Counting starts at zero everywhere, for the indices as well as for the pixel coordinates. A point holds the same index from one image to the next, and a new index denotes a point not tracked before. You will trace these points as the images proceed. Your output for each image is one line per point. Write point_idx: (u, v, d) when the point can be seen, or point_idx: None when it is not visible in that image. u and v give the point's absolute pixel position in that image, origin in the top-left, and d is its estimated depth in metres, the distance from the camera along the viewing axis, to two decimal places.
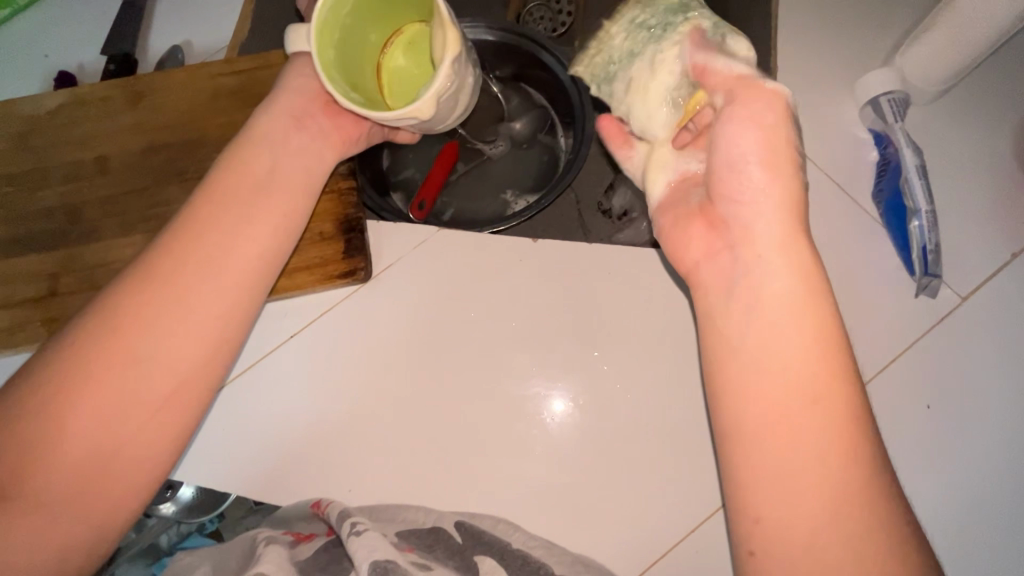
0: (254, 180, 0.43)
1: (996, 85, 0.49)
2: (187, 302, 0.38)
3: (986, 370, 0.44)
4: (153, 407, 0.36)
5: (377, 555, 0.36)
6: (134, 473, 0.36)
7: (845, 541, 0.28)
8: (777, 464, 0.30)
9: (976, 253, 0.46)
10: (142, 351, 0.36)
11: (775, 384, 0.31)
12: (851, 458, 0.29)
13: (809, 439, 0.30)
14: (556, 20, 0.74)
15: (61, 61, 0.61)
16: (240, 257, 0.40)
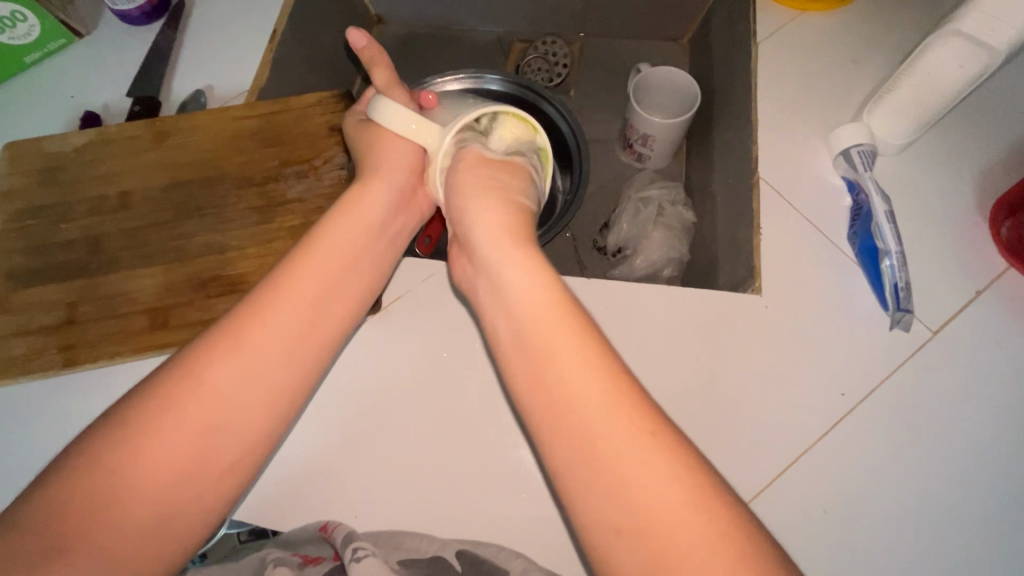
0: (332, 251, 0.46)
1: (953, 139, 0.54)
2: (262, 368, 0.41)
3: (957, 400, 0.47)
4: (222, 465, 0.38)
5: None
6: (200, 515, 0.37)
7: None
8: (632, 539, 0.31)
9: (943, 291, 0.50)
10: (220, 406, 0.39)
11: (623, 461, 0.33)
12: (707, 510, 0.31)
13: (663, 513, 0.31)
14: (552, 71, 0.81)
15: (87, 102, 0.64)
16: (314, 327, 0.44)
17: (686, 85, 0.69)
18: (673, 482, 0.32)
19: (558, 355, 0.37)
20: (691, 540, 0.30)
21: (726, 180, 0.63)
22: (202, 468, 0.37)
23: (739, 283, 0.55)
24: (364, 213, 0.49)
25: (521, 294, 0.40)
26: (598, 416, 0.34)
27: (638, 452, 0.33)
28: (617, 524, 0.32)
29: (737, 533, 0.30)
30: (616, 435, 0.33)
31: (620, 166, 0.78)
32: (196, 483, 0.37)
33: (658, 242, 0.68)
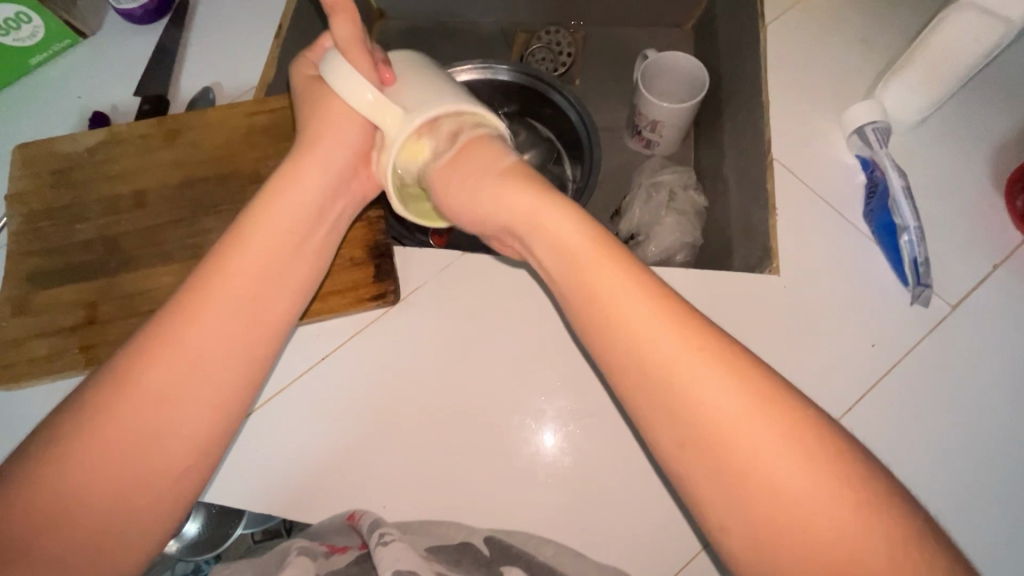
0: (268, 238, 0.43)
1: (966, 115, 0.54)
2: (199, 370, 0.38)
3: (978, 373, 0.47)
4: (171, 472, 0.37)
5: (400, 564, 0.36)
6: (145, 531, 0.36)
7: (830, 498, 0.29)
8: (733, 472, 0.31)
9: (961, 265, 0.50)
10: (157, 417, 0.37)
11: (693, 394, 0.32)
12: (796, 436, 0.31)
13: (754, 446, 0.31)
14: (556, 61, 0.80)
15: (94, 102, 0.64)
16: (257, 318, 0.41)
17: (694, 71, 0.70)
18: (745, 406, 0.32)
19: (608, 297, 0.36)
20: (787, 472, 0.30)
21: (737, 163, 0.63)
22: (142, 485, 0.36)
23: (756, 265, 0.55)
24: (297, 195, 0.45)
25: (564, 246, 0.39)
26: (663, 351, 0.34)
27: (705, 379, 0.32)
28: (700, 452, 0.32)
29: (820, 445, 0.31)
30: (696, 369, 0.33)
31: (629, 154, 0.78)
32: (139, 492, 0.36)
33: (670, 228, 0.68)
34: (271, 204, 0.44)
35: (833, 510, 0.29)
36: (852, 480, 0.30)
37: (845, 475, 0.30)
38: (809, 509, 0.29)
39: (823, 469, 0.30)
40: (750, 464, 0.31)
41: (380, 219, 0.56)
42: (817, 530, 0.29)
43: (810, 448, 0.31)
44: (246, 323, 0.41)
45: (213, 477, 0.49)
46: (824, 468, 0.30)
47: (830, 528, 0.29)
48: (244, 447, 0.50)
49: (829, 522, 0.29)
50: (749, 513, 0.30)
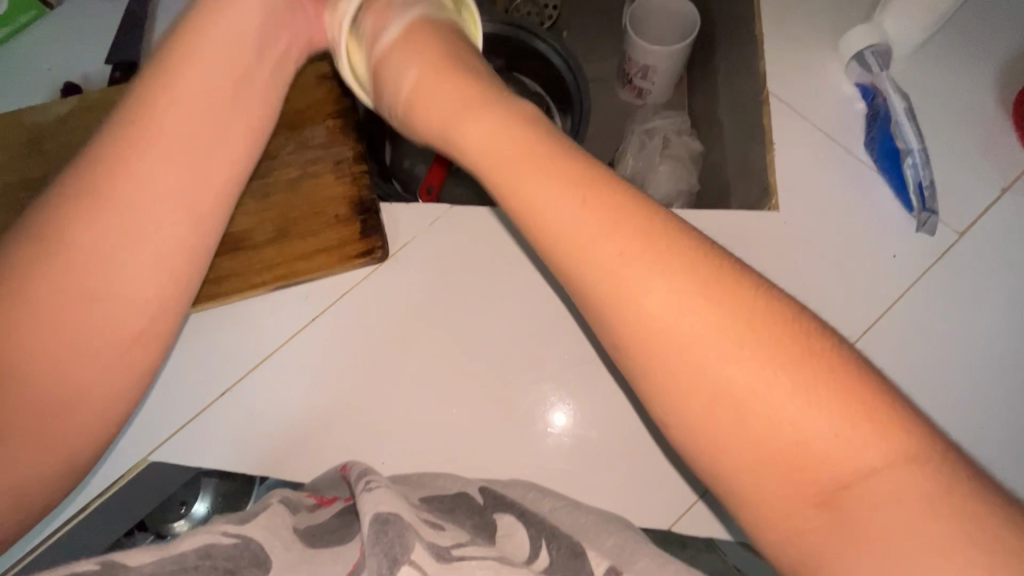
0: (202, 87, 0.41)
1: (970, 34, 0.52)
2: (144, 217, 0.37)
3: (987, 300, 0.46)
4: (124, 338, 0.36)
5: (382, 507, 0.31)
6: (110, 379, 0.36)
7: (816, 425, 0.25)
8: (725, 412, 0.26)
9: (967, 190, 0.48)
10: (107, 265, 0.36)
11: (665, 320, 0.28)
12: (785, 351, 0.26)
13: (732, 356, 0.26)
14: (542, 14, 0.75)
15: (66, 74, 0.62)
16: (198, 181, 0.40)
17: (683, 10, 0.67)
18: (723, 322, 0.27)
19: (573, 216, 0.31)
20: (775, 393, 0.25)
21: (732, 101, 0.61)
22: (103, 334, 0.35)
23: (755, 204, 0.54)
24: (218, 34, 0.43)
25: (553, 153, 0.33)
26: (633, 272, 0.29)
27: (672, 298, 0.28)
28: (670, 373, 0.28)
29: (821, 374, 0.25)
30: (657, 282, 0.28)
31: (620, 105, 0.76)
32: (100, 343, 0.35)
33: (667, 174, 0.65)
34: (196, 48, 0.42)
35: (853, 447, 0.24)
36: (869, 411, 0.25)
37: (833, 380, 0.25)
38: (801, 440, 0.25)
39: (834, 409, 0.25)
40: (735, 397, 0.26)
41: (364, 174, 0.54)
42: (808, 464, 0.25)
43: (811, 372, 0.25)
44: (186, 190, 0.39)
45: (210, 443, 0.48)
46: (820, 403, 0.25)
47: (815, 457, 0.25)
48: (238, 411, 0.49)
49: (829, 457, 0.24)
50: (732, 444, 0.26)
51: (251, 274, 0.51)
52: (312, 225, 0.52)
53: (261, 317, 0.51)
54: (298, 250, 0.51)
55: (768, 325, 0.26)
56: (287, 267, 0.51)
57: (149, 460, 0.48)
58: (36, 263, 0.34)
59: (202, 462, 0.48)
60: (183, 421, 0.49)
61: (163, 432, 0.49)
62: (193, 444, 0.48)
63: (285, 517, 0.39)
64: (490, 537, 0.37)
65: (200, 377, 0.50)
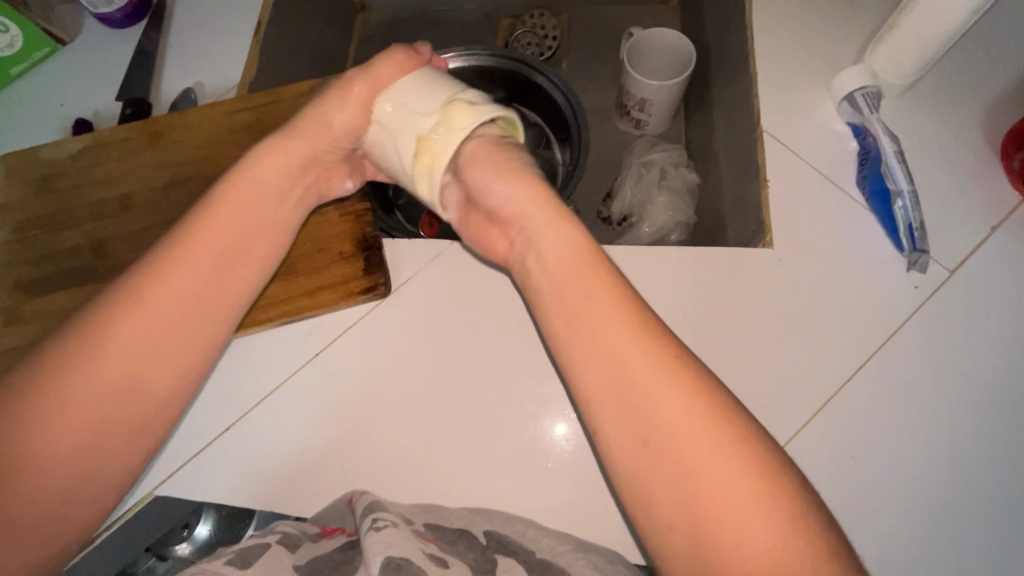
0: (237, 201, 0.46)
1: (959, 75, 0.53)
2: (170, 318, 0.42)
3: (977, 338, 0.46)
4: (142, 410, 0.41)
5: (392, 551, 0.35)
6: (119, 459, 0.41)
7: (756, 530, 0.31)
8: (690, 514, 0.33)
9: (957, 228, 0.49)
10: (130, 360, 0.40)
11: (666, 419, 0.34)
12: (745, 464, 0.33)
13: (701, 463, 0.33)
14: (542, 44, 0.79)
15: (77, 110, 0.64)
16: (217, 286, 0.44)
17: (679, 46, 0.68)
18: (704, 428, 0.34)
19: (594, 323, 0.38)
20: (730, 497, 0.32)
21: (728, 136, 0.63)
22: (122, 418, 0.40)
23: (750, 239, 0.55)
24: (262, 155, 0.48)
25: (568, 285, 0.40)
26: (643, 379, 0.36)
27: (665, 409, 0.35)
28: (650, 462, 0.34)
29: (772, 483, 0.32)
30: (656, 396, 0.35)
31: (619, 135, 0.78)
32: (117, 428, 0.40)
33: (663, 207, 0.67)
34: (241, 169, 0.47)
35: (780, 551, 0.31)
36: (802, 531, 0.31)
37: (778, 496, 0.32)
38: (758, 547, 0.31)
39: (772, 513, 0.32)
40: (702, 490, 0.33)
41: (366, 212, 0.56)
42: (759, 565, 0.31)
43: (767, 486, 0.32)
44: (203, 292, 0.44)
45: (212, 477, 0.49)
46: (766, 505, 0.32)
47: (756, 555, 0.31)
48: (241, 445, 0.50)
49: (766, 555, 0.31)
50: (690, 528, 0.32)
51: (257, 310, 0.52)
52: (318, 262, 0.54)
53: (265, 351, 0.52)
54: (303, 287, 0.53)
55: (736, 440, 0.33)
56: (291, 304, 0.53)
57: (154, 494, 0.49)
58: (71, 362, 0.39)
59: (204, 496, 0.49)
60: (188, 456, 0.50)
61: (168, 466, 0.50)
62: (196, 478, 0.49)
63: (284, 557, 0.40)
64: None
65: (205, 411, 0.51)
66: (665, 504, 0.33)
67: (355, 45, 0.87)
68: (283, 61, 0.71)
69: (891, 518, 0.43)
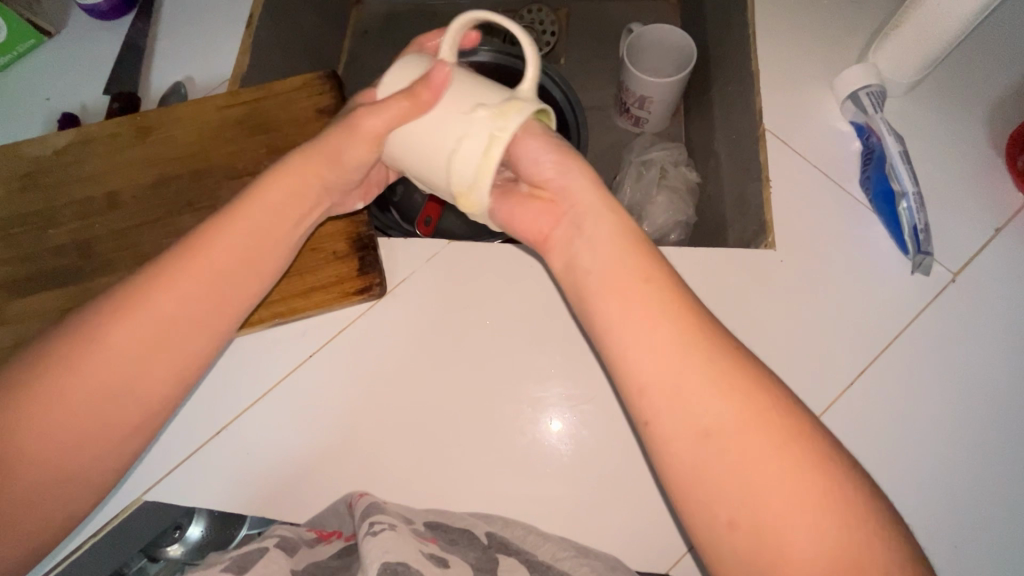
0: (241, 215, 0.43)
1: (963, 75, 0.53)
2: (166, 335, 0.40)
3: (981, 341, 0.46)
4: (125, 423, 0.39)
5: (390, 556, 0.34)
6: (103, 465, 0.39)
7: (804, 515, 0.31)
8: (739, 509, 0.32)
9: (962, 230, 0.48)
10: (118, 377, 0.38)
11: (721, 417, 0.33)
12: (790, 448, 0.32)
13: (748, 451, 0.32)
14: (540, 40, 0.78)
15: (63, 104, 0.62)
16: (212, 304, 0.41)
17: (680, 42, 0.67)
18: (749, 414, 0.33)
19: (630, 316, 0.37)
20: (775, 482, 0.32)
21: (729, 136, 0.62)
22: (106, 431, 0.38)
23: (751, 240, 0.54)
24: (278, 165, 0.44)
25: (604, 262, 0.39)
26: (676, 364, 0.35)
27: (713, 400, 0.34)
28: (710, 466, 0.33)
29: (820, 468, 0.32)
30: (699, 387, 0.34)
31: (619, 132, 0.77)
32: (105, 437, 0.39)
33: (663, 206, 0.66)
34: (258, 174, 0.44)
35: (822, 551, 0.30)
36: (856, 509, 0.31)
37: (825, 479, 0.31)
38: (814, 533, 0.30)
39: (818, 493, 0.31)
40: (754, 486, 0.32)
41: (362, 210, 0.55)
42: (819, 558, 0.30)
43: (824, 489, 0.31)
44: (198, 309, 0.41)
45: (202, 481, 0.48)
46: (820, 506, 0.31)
47: (814, 542, 0.30)
48: (232, 448, 0.49)
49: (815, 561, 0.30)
50: (751, 524, 0.31)
51: None
52: (311, 262, 0.53)
53: (259, 353, 0.51)
54: (295, 288, 0.52)
55: (785, 424, 0.33)
56: (284, 304, 0.51)
57: (144, 499, 0.48)
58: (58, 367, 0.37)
59: (195, 501, 0.48)
60: (178, 461, 0.49)
61: (158, 471, 0.48)
62: (186, 482, 0.48)
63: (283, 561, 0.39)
64: None
65: (196, 413, 0.50)
66: (722, 501, 0.32)
67: (350, 40, 0.85)
68: (276, 55, 0.70)
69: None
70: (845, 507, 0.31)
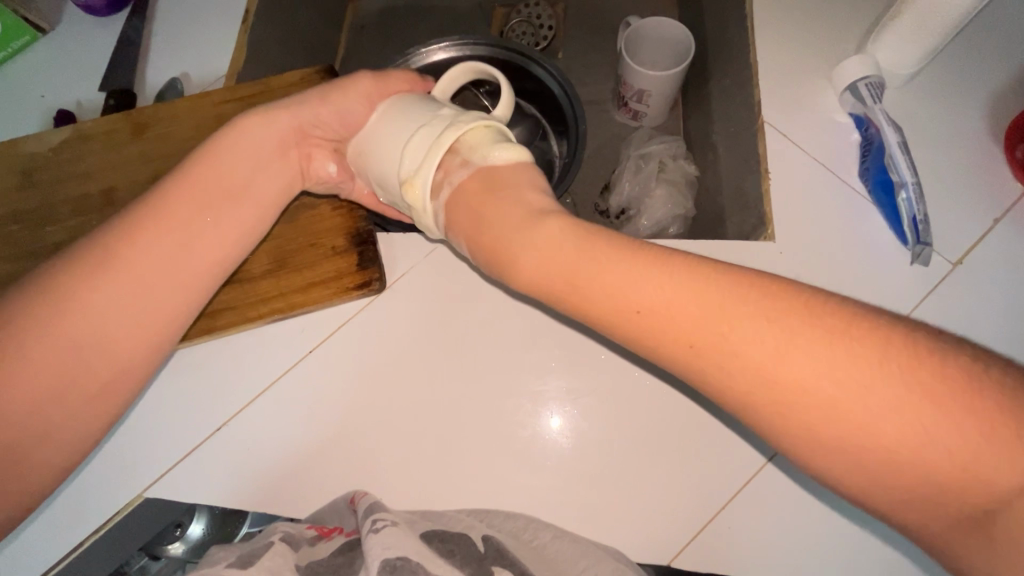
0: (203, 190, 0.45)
1: (961, 66, 0.53)
2: (129, 302, 0.41)
3: (980, 332, 0.46)
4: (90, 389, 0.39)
5: (390, 551, 0.35)
6: (68, 434, 0.39)
7: (922, 422, 0.26)
8: (847, 437, 0.28)
9: (961, 221, 0.48)
10: (81, 343, 0.39)
11: (759, 362, 0.29)
12: (870, 353, 0.27)
13: (823, 375, 0.28)
14: (537, 35, 0.78)
15: (58, 100, 0.61)
16: (172, 276, 0.43)
17: (678, 36, 0.67)
18: (811, 336, 0.29)
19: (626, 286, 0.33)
20: (868, 399, 0.27)
21: (728, 129, 0.62)
22: (71, 396, 0.39)
23: (750, 233, 0.54)
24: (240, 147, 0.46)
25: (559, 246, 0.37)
26: (705, 315, 0.31)
27: (763, 341, 0.29)
28: (777, 410, 0.29)
29: (914, 366, 0.27)
30: (744, 325, 0.30)
31: (617, 127, 0.77)
32: (67, 403, 0.39)
33: (662, 199, 0.67)
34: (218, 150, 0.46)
35: (965, 452, 0.26)
36: (970, 397, 0.26)
37: (923, 375, 0.26)
38: (931, 443, 0.26)
39: (922, 393, 0.26)
40: (849, 420, 0.27)
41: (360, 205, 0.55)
42: (951, 466, 0.26)
43: (923, 388, 0.26)
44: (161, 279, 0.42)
45: (204, 478, 0.48)
46: (936, 412, 0.26)
47: (937, 451, 0.26)
48: (233, 444, 0.49)
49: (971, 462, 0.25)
50: (865, 462, 0.27)
51: (248, 308, 0.51)
52: (310, 258, 0.53)
53: (259, 350, 0.51)
54: (295, 284, 0.52)
55: (853, 334, 0.28)
56: (284, 300, 0.51)
57: (145, 496, 0.48)
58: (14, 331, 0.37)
59: (195, 498, 0.48)
60: (179, 457, 0.49)
61: (159, 467, 0.48)
62: (187, 479, 0.48)
63: (288, 556, 0.39)
64: None
65: (196, 410, 0.50)
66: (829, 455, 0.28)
67: (347, 36, 0.85)
68: (273, 51, 0.69)
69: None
70: (953, 401, 0.26)
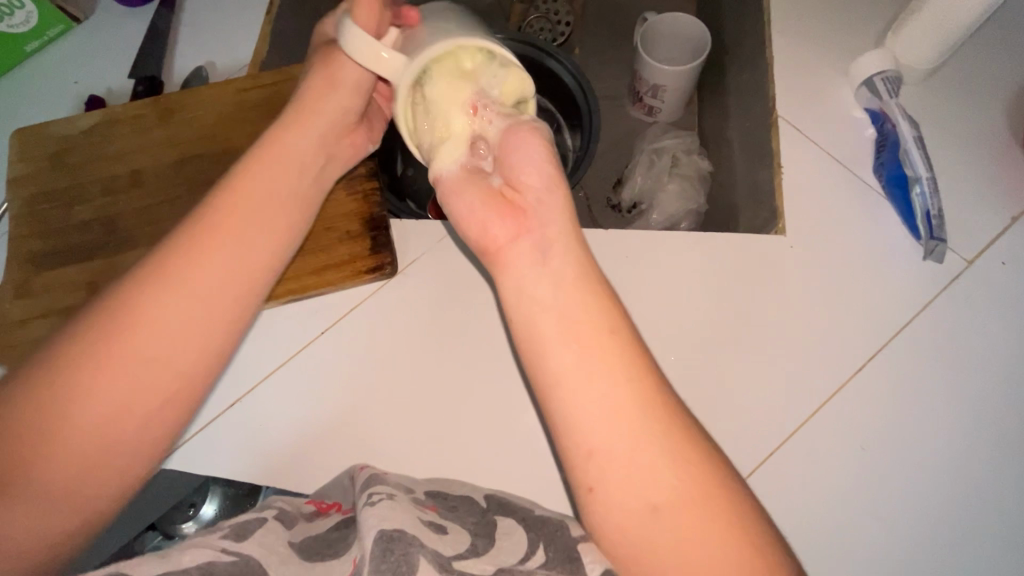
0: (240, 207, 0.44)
1: (982, 61, 0.52)
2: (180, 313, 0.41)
3: (993, 330, 0.45)
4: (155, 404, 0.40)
5: (387, 523, 0.32)
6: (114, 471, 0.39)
7: (685, 519, 0.33)
8: (645, 501, 0.33)
9: (977, 219, 0.48)
10: (133, 369, 0.39)
11: (619, 415, 0.35)
12: (696, 467, 0.34)
13: (671, 462, 0.34)
14: (555, 31, 0.78)
15: (90, 87, 0.64)
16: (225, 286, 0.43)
17: (695, 32, 0.68)
18: (640, 405, 0.35)
19: (570, 319, 0.37)
20: (669, 484, 0.33)
21: (743, 123, 0.61)
22: (127, 420, 0.38)
23: (762, 227, 0.54)
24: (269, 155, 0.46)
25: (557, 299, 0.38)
26: (571, 364, 0.36)
27: (596, 382, 0.35)
28: (621, 455, 0.34)
29: (716, 484, 0.33)
30: (622, 391, 0.35)
31: (631, 122, 0.77)
32: (119, 440, 0.38)
33: (674, 195, 0.67)
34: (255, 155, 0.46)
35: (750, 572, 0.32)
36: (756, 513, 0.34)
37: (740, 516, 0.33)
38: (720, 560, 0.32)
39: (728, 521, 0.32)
40: (658, 502, 0.33)
41: (376, 190, 0.56)
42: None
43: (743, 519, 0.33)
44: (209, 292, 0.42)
45: (215, 453, 0.49)
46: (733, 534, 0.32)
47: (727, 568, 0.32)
48: (244, 421, 0.50)
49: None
50: (645, 528, 0.33)
51: None
52: (324, 240, 0.54)
53: (274, 330, 0.52)
54: (309, 265, 0.53)
55: (667, 425, 0.34)
56: (297, 281, 0.52)
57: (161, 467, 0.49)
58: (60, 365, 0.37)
59: (209, 470, 0.49)
60: (192, 430, 0.50)
61: None
62: (201, 452, 0.49)
63: (280, 533, 0.38)
64: (490, 538, 0.37)
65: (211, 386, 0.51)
66: (617, 492, 0.34)
67: None
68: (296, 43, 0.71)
69: (894, 515, 0.42)
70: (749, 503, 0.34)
